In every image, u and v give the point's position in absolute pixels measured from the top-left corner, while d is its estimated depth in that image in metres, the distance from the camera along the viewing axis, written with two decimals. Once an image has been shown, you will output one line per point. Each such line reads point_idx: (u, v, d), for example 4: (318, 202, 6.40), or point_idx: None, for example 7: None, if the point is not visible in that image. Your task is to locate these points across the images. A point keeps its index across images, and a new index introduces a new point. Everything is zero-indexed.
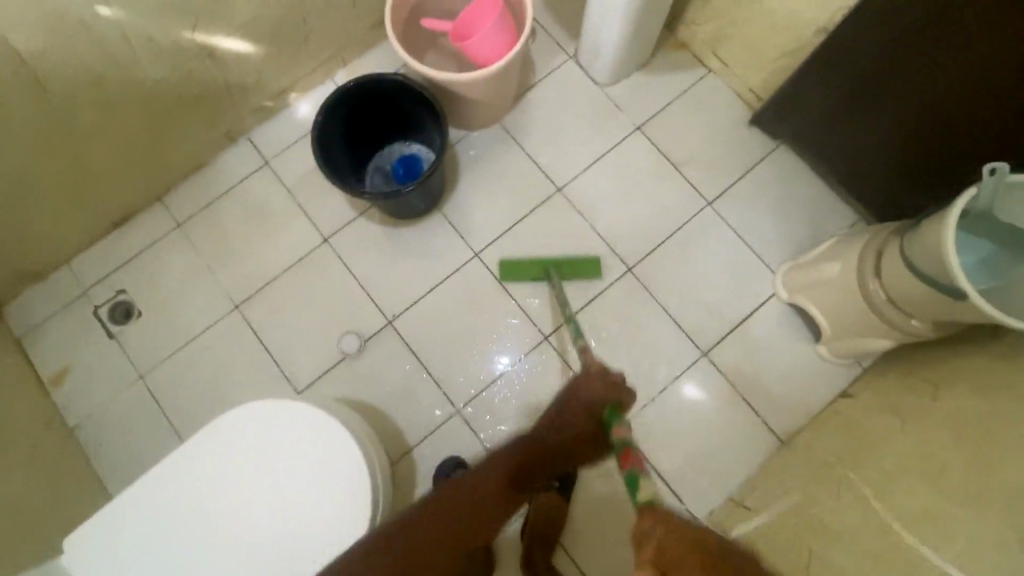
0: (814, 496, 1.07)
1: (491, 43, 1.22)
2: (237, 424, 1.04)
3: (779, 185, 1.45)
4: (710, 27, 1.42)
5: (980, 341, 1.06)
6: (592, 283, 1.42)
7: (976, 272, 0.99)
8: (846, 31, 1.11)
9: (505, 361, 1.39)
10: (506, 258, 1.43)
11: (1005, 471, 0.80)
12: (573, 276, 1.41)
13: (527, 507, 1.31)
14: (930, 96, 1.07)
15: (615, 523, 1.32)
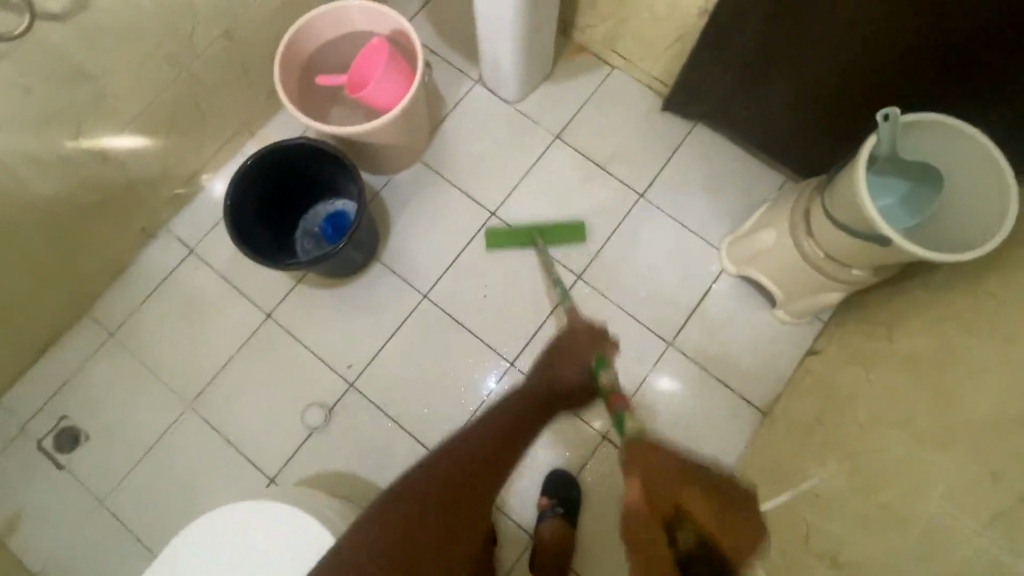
0: (801, 465, 1.07)
1: (390, 87, 1.20)
2: (226, 509, 0.98)
3: (704, 164, 1.47)
4: (602, 27, 1.45)
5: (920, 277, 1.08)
6: (575, 249, 1.44)
7: (895, 214, 1.01)
8: (725, 9, 1.14)
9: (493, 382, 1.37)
10: (494, 227, 1.44)
11: (965, 404, 0.81)
12: (557, 242, 1.43)
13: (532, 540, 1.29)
14: (817, 54, 1.10)
15: (621, 536, 1.29)
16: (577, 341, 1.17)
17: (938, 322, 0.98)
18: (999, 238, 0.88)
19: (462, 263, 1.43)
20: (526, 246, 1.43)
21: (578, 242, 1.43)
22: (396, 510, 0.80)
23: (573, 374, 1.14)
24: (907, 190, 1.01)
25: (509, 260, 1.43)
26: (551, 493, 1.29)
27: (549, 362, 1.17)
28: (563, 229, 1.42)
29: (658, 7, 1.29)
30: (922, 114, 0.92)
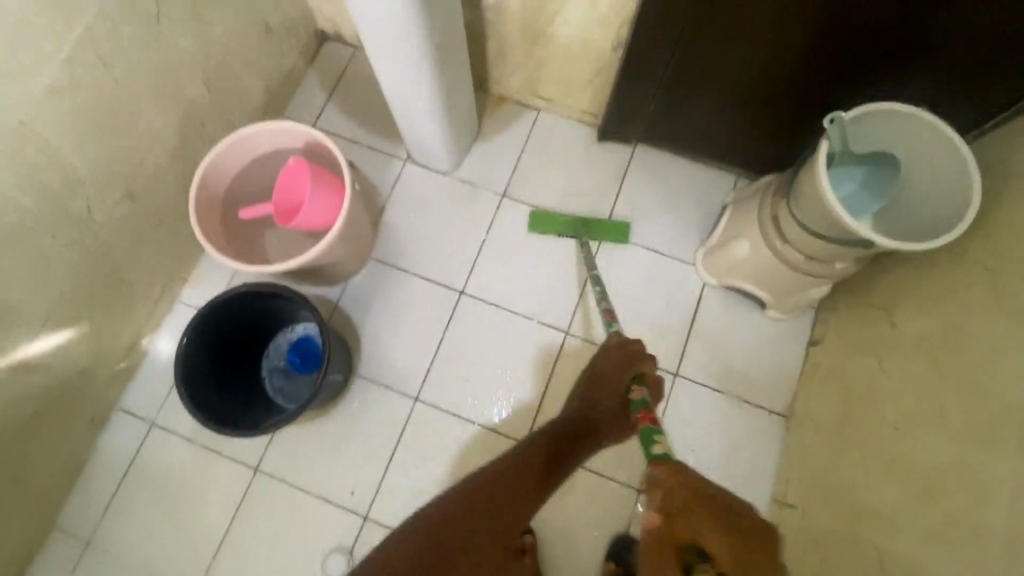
0: (846, 475, 1.03)
1: (320, 205, 1.10)
2: None
3: (656, 183, 1.44)
4: (518, 76, 1.40)
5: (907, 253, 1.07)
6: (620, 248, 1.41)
7: (856, 201, 1.01)
8: (637, 42, 1.11)
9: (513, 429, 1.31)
10: (535, 210, 1.42)
11: (997, 394, 0.78)
12: (604, 234, 1.40)
13: None
14: (739, 60, 1.09)
15: None
16: (614, 355, 1.06)
17: (940, 301, 0.96)
18: (969, 213, 0.88)
19: (445, 352, 1.35)
20: (569, 237, 1.41)
21: (622, 243, 1.41)
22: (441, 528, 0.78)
23: (609, 372, 1.04)
24: (867, 174, 1.00)
25: (492, 335, 1.36)
26: (616, 560, 1.22)
27: (590, 383, 1.06)
28: (610, 224, 1.39)
29: (567, 49, 1.25)
30: (866, 106, 0.92)
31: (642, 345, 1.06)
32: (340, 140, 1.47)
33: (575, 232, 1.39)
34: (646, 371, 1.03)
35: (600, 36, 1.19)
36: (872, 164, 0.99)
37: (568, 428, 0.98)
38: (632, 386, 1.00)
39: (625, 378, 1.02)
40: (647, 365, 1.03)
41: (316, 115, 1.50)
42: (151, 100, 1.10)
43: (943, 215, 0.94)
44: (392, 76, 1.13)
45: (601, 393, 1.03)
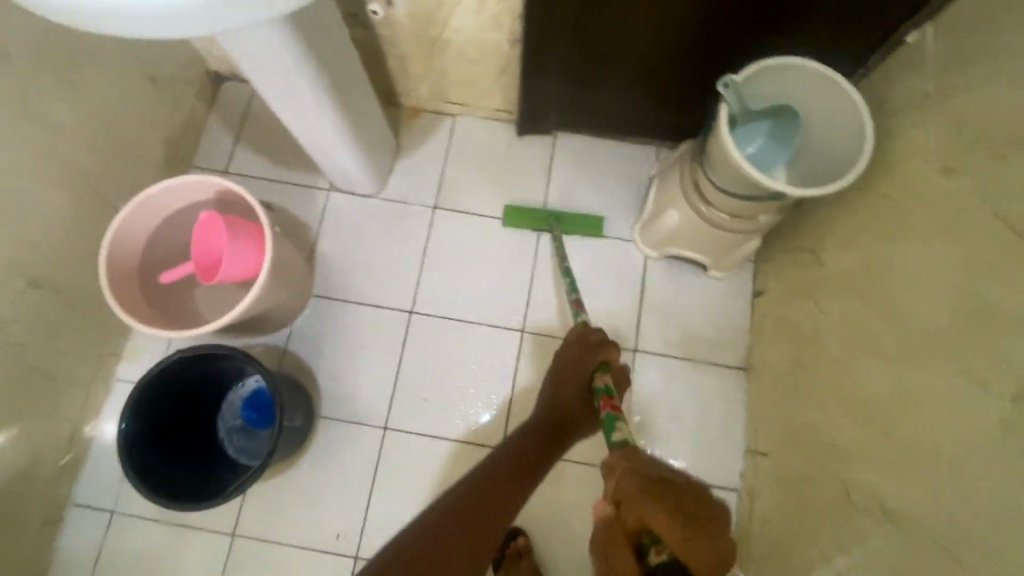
0: (804, 416, 1.07)
1: (243, 254, 1.06)
2: None
3: (583, 168, 1.45)
4: (425, 86, 1.38)
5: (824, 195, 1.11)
6: (590, 242, 1.41)
7: (761, 160, 1.05)
8: (531, 34, 1.11)
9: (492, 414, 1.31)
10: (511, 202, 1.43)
11: (916, 316, 0.83)
12: (573, 229, 1.40)
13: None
14: (632, 37, 1.11)
15: None
16: (586, 347, 1.07)
17: (858, 236, 1.01)
18: (868, 148, 0.92)
19: (405, 375, 1.33)
20: (543, 231, 1.41)
21: (594, 235, 1.41)
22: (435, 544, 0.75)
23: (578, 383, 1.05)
24: (770, 127, 1.03)
25: (449, 347, 1.35)
26: None
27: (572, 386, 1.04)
28: (584, 220, 1.40)
29: (466, 52, 1.24)
30: (754, 66, 0.94)
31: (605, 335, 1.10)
32: (256, 181, 1.43)
33: (548, 224, 1.39)
34: (610, 354, 1.07)
35: (495, 36, 1.17)
36: (771, 115, 1.02)
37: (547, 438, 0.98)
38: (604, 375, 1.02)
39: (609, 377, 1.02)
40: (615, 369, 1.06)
41: (227, 159, 1.44)
42: (36, 179, 1.03)
43: (846, 155, 0.98)
44: (289, 111, 1.08)
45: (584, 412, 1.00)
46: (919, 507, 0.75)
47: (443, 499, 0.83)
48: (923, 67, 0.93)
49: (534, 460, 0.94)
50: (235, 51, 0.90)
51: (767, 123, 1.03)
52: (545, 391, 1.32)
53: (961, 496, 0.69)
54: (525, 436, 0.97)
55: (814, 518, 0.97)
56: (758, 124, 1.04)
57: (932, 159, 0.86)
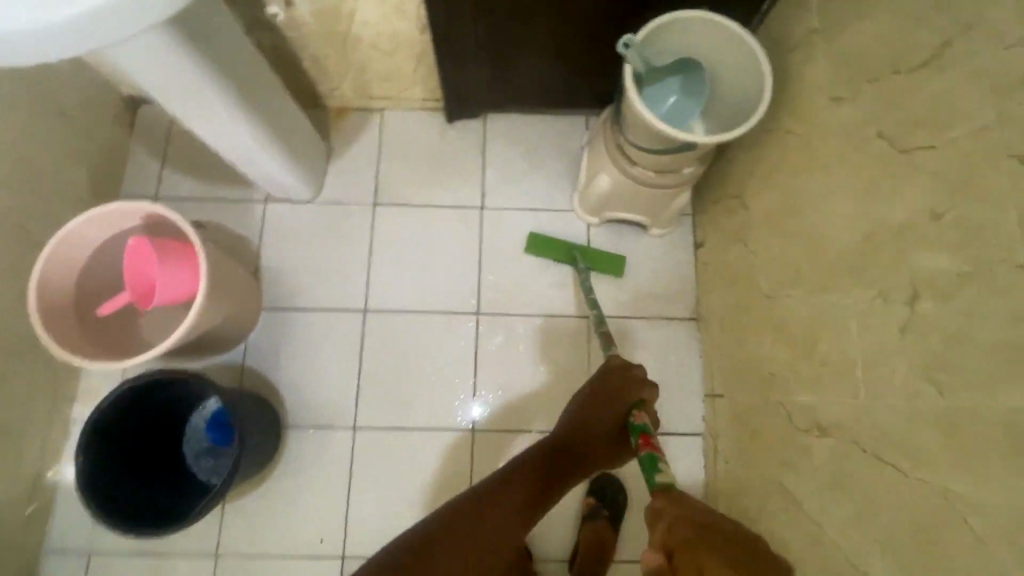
0: (748, 353, 1.12)
1: (177, 274, 1.05)
2: None
3: (516, 147, 1.47)
4: (346, 85, 1.38)
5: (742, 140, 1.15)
6: (610, 281, 1.40)
7: (674, 115, 1.09)
8: (437, 18, 1.11)
9: (478, 410, 1.33)
10: (538, 232, 1.42)
11: (826, 242, 0.88)
12: (597, 266, 1.39)
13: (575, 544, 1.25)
14: (537, 10, 1.12)
15: None
16: (617, 380, 0.97)
17: (773, 175, 1.05)
18: (768, 84, 0.96)
19: (367, 373, 1.34)
20: (566, 264, 1.41)
21: (615, 276, 1.39)
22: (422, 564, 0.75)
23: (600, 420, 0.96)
24: (681, 82, 1.09)
25: (408, 339, 1.36)
26: (598, 495, 1.25)
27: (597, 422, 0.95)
28: (609, 259, 1.39)
29: (378, 45, 1.23)
30: (648, 25, 0.97)
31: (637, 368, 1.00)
32: (190, 202, 1.40)
33: (573, 258, 1.38)
34: (648, 397, 0.97)
35: (403, 25, 1.17)
36: (679, 71, 1.07)
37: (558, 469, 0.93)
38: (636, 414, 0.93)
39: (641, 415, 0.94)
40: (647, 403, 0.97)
41: (156, 185, 1.41)
42: None
43: (750, 94, 1.03)
44: (204, 125, 1.06)
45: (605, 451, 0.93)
46: (848, 418, 0.80)
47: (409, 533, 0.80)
48: (806, 4, 0.97)
49: (535, 496, 0.89)
50: (134, 70, 0.88)
51: (678, 80, 1.09)
52: (507, 368, 1.35)
53: (879, 400, 0.74)
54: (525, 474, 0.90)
55: (767, 447, 1.01)
56: (671, 82, 1.09)
57: (824, 92, 0.90)
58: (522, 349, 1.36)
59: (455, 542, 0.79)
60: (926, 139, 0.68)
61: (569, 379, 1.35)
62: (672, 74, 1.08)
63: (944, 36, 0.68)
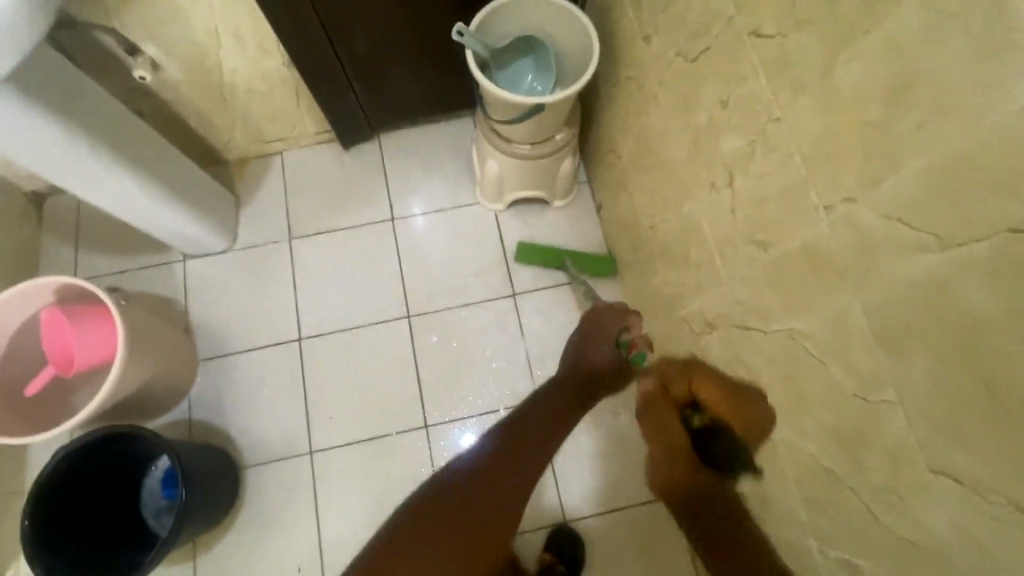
0: (652, 285, 1.20)
1: (93, 338, 1.09)
2: None
3: (413, 157, 1.56)
4: (239, 135, 1.45)
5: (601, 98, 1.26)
6: (601, 282, 1.45)
7: (530, 92, 1.19)
8: (297, 50, 1.19)
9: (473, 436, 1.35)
10: (524, 240, 1.49)
11: (671, 161, 0.97)
12: (587, 268, 1.44)
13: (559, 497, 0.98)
14: (387, 23, 1.21)
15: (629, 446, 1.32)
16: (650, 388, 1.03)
17: (627, 120, 1.15)
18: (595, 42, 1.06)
19: (313, 398, 1.37)
20: (558, 270, 1.47)
21: (608, 276, 1.44)
22: (478, 484, 0.86)
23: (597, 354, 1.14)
24: (528, 59, 1.20)
25: (347, 357, 1.40)
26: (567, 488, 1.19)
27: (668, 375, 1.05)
28: (595, 258, 1.44)
29: (253, 89, 1.31)
30: (479, 12, 1.08)
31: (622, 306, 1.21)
32: (110, 277, 1.44)
33: (562, 263, 1.45)
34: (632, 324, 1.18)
35: (270, 66, 1.25)
36: (525, 49, 1.18)
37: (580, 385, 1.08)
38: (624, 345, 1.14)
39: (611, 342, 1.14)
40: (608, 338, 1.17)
41: (73, 267, 1.44)
42: None
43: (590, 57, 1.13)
44: (86, 188, 1.11)
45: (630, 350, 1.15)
46: (723, 305, 0.87)
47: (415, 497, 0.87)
48: None
49: (564, 409, 1.04)
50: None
51: (527, 57, 1.20)
52: (448, 361, 1.40)
53: (736, 278, 0.81)
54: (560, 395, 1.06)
55: (682, 363, 1.08)
56: (520, 60, 1.20)
57: (638, 34, 1.01)
58: (458, 340, 1.42)
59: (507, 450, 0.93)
60: (704, 43, 0.78)
61: (508, 358, 1.41)
62: (519, 56, 1.19)
63: None
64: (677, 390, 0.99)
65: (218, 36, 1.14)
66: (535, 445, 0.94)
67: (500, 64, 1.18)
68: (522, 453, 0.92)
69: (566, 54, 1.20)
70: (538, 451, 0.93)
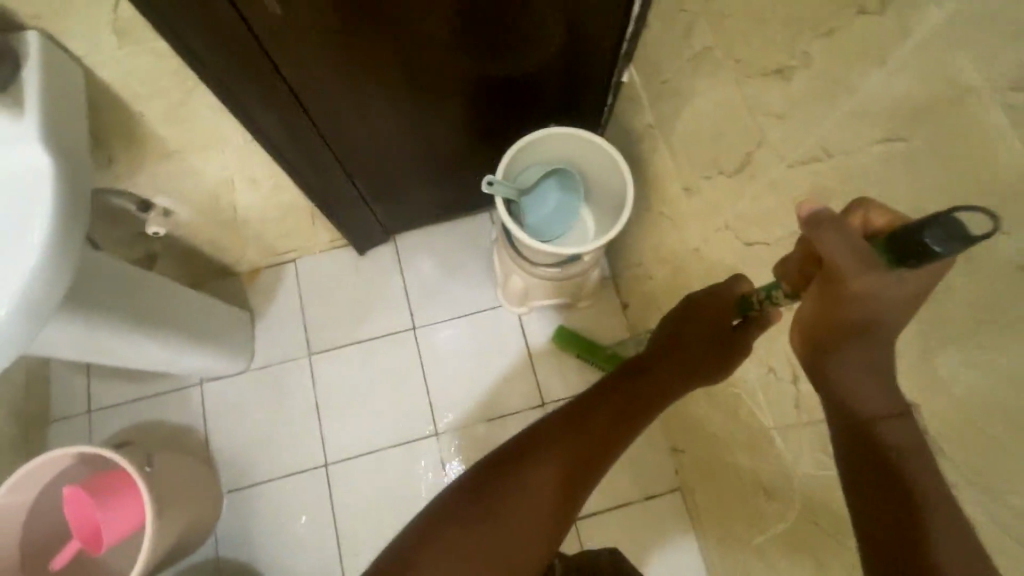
0: (692, 414, 1.16)
1: (127, 509, 1.07)
2: None
3: (431, 259, 1.51)
4: (251, 251, 1.39)
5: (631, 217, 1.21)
6: None
7: (554, 215, 1.17)
8: (317, 192, 1.14)
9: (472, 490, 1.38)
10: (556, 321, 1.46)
11: None
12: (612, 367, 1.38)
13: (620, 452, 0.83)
14: (408, 159, 1.16)
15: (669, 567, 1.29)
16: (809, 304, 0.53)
17: (660, 250, 1.11)
18: (630, 184, 1.04)
19: (343, 527, 1.33)
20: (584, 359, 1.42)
21: None
22: (492, 506, 0.74)
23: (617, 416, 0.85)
24: (554, 179, 1.16)
25: (376, 482, 1.37)
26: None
27: (874, 367, 0.51)
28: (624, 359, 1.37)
29: (267, 216, 1.25)
30: (504, 158, 1.04)
31: (875, 206, 0.48)
32: (128, 405, 1.39)
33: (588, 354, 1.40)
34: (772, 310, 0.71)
35: (284, 199, 1.20)
36: (550, 173, 1.15)
37: (626, 381, 0.89)
38: (907, 248, 0.43)
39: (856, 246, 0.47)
40: (850, 270, 0.47)
41: (86, 400, 1.39)
42: None
43: (619, 188, 1.11)
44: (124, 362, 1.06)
45: (895, 285, 0.46)
46: (786, 483, 0.84)
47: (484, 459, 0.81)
48: (641, 102, 1.02)
49: (631, 404, 0.86)
50: (50, 352, 0.89)
51: (552, 178, 1.16)
52: None
53: (802, 467, 0.79)
54: (618, 383, 0.89)
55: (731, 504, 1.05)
56: (547, 180, 1.16)
57: (676, 182, 0.96)
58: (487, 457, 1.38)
59: (582, 435, 0.82)
60: (765, 239, 0.73)
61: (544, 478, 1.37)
62: (545, 181, 1.15)
63: (745, 146, 0.72)
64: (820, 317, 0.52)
65: (233, 182, 1.08)
66: (583, 445, 0.81)
67: (524, 188, 1.14)
68: (570, 456, 0.79)
69: (589, 173, 1.18)
70: (582, 454, 0.80)
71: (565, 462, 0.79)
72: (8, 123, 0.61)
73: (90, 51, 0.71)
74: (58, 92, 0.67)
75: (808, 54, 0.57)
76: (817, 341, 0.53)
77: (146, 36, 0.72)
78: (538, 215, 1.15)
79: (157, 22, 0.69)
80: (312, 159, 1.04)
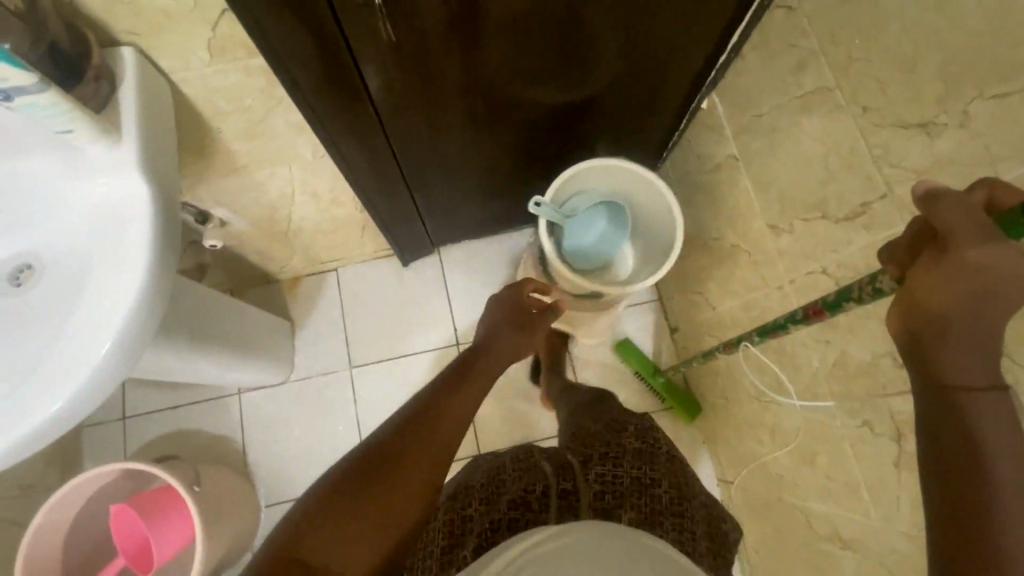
0: (751, 448, 1.13)
1: (176, 526, 1.03)
2: None
3: (474, 274, 1.48)
4: (295, 260, 1.36)
5: (696, 244, 1.17)
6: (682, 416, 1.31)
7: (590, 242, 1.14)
8: (377, 208, 1.11)
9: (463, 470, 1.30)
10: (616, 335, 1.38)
11: (802, 362, 0.90)
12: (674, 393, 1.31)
13: (476, 401, 0.83)
14: (472, 176, 1.13)
15: None
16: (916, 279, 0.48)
17: (729, 283, 1.07)
18: (678, 243, 1.02)
19: None
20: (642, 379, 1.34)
21: (692, 413, 1.30)
22: (426, 425, 0.73)
23: (513, 330, 1.00)
24: (606, 207, 1.12)
25: None
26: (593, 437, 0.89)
27: (976, 339, 0.45)
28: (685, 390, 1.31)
29: (318, 227, 1.21)
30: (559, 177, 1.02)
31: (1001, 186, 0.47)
32: (164, 412, 1.36)
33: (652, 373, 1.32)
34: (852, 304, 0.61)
35: (338, 212, 1.16)
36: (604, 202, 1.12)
37: (471, 360, 0.90)
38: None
39: (976, 217, 0.45)
40: (968, 238, 0.45)
41: (121, 406, 1.35)
42: None
43: (667, 236, 1.08)
44: (182, 374, 1.04)
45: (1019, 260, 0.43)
46: (873, 537, 0.81)
47: (331, 470, 0.67)
48: (723, 131, 0.98)
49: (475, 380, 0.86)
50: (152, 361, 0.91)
51: (606, 207, 1.12)
52: None
53: (894, 525, 0.77)
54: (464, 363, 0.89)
55: (793, 548, 1.02)
56: (599, 208, 1.12)
57: (760, 219, 0.92)
58: None
59: (437, 417, 0.75)
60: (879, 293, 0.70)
61: None
62: (597, 208, 1.12)
63: (865, 194, 0.69)
64: (926, 292, 0.47)
65: (293, 196, 1.05)
66: (443, 419, 0.75)
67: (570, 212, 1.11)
68: (432, 430, 0.73)
69: (642, 221, 1.15)
70: (443, 426, 0.74)
71: (426, 438, 0.71)
72: (108, 149, 0.59)
73: (182, 66, 0.67)
74: (156, 109, 0.64)
75: (966, 114, 0.56)
76: (918, 321, 0.48)
77: (243, 52, 0.68)
78: (574, 243, 1.11)
79: (261, 41, 0.65)
80: (379, 174, 1.00)
